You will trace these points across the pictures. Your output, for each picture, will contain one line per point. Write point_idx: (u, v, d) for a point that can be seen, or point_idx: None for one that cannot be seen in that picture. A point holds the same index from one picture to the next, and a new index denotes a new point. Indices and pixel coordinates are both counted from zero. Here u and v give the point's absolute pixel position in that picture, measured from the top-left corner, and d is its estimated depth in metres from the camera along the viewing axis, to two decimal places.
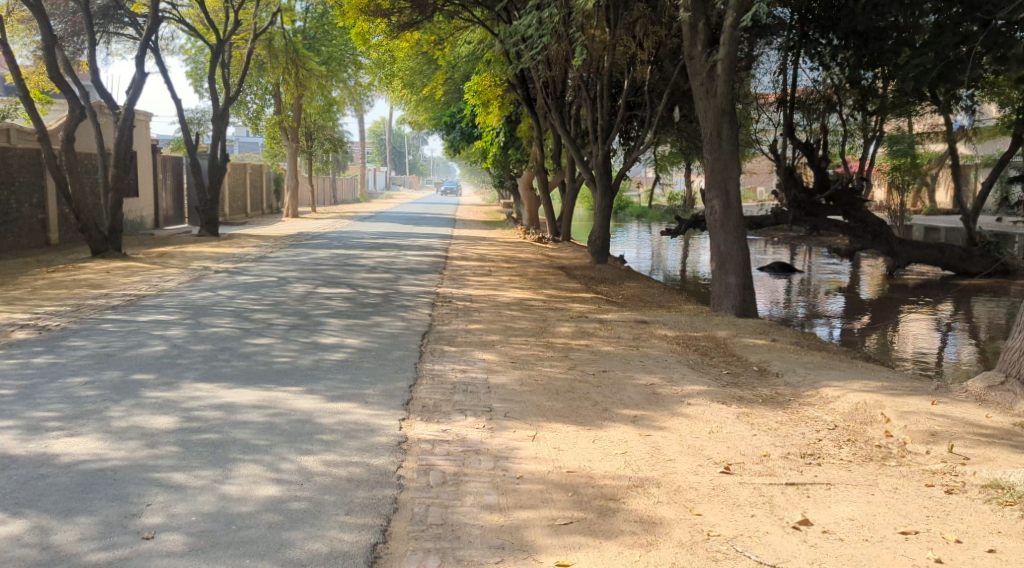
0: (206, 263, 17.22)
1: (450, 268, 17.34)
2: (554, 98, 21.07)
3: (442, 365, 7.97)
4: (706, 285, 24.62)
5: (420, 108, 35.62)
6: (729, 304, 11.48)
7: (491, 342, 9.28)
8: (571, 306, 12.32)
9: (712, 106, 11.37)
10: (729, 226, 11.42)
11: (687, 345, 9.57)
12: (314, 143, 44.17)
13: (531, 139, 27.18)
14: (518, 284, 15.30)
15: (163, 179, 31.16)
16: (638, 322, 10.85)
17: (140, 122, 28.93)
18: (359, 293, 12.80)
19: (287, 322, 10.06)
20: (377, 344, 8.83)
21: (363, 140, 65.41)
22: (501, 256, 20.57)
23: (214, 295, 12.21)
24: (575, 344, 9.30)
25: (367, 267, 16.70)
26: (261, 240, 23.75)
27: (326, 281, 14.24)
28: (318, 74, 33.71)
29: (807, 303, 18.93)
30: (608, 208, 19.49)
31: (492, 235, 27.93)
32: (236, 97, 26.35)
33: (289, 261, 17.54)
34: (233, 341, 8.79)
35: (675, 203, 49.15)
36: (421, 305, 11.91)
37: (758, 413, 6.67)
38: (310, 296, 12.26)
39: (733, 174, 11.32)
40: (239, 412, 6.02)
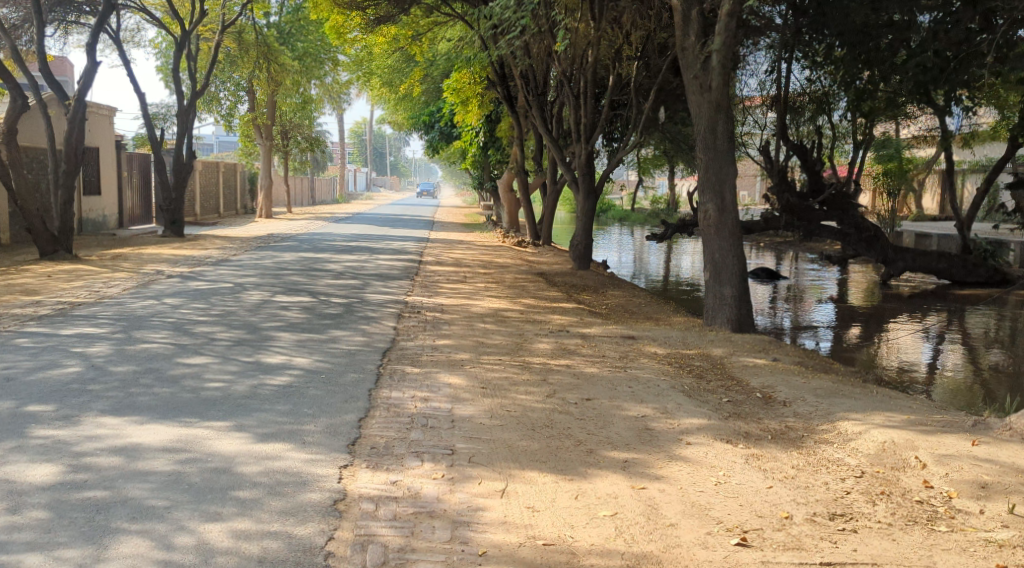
0: (160, 267, 16.08)
1: (422, 274, 16.26)
2: (535, 96, 19.99)
3: (401, 392, 6.87)
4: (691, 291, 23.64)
5: (398, 106, 34.44)
6: (724, 318, 10.41)
7: (461, 362, 8.20)
8: (551, 318, 11.25)
9: (705, 102, 10.35)
10: (724, 233, 10.36)
11: (680, 366, 8.50)
12: (290, 142, 42.87)
13: (511, 139, 26.12)
14: (494, 292, 14.24)
15: (129, 178, 29.89)
16: (624, 337, 9.78)
17: (103, 117, 27.69)
18: (319, 302, 11.70)
19: (232, 337, 8.98)
20: (329, 364, 7.76)
21: (343, 140, 64.21)
22: (478, 260, 19.48)
23: (156, 304, 11.12)
24: (555, 364, 8.23)
25: (333, 272, 15.58)
26: (226, 243, 22.61)
27: (286, 288, 13.15)
28: (292, 70, 32.50)
29: (793, 312, 18.02)
30: (591, 211, 18.40)
31: (470, 239, 26.79)
32: (203, 92, 25.16)
33: (251, 265, 16.42)
34: (163, 360, 7.71)
35: (659, 207, 48.25)
36: (386, 317, 10.84)
37: (770, 455, 5.60)
38: (264, 305, 11.16)
39: (729, 176, 10.31)
40: (143, 458, 4.98)
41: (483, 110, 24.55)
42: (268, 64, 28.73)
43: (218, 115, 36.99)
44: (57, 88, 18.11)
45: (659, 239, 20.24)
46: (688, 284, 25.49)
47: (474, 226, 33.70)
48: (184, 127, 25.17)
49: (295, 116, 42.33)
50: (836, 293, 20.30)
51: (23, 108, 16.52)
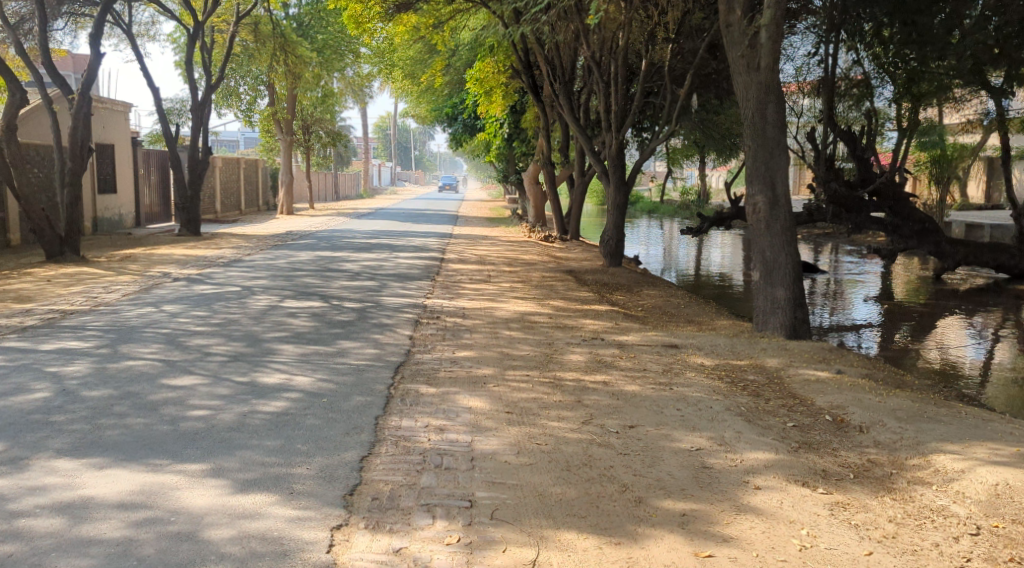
0: (167, 269, 15.25)
1: (443, 274, 15.32)
2: (563, 84, 18.95)
3: (414, 420, 5.91)
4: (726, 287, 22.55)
5: (420, 98, 33.48)
6: (776, 323, 9.34)
7: (484, 381, 7.22)
8: (584, 324, 10.25)
9: (753, 83, 9.32)
10: (775, 229, 9.31)
11: (731, 382, 7.47)
12: (311, 136, 42.05)
13: (537, 130, 25.10)
14: (520, 293, 13.26)
15: (146, 176, 29.15)
16: (666, 347, 8.77)
17: (118, 113, 26.93)
18: (330, 308, 10.77)
19: (229, 350, 8.06)
20: (334, 384, 6.81)
21: (367, 134, 63.40)
22: (503, 258, 18.49)
23: (154, 311, 10.24)
24: (591, 382, 7.22)
25: (348, 273, 14.65)
26: (242, 241, 21.79)
27: (297, 291, 12.26)
28: (310, 62, 31.61)
29: (829, 308, 16.98)
30: (623, 206, 17.33)
31: (495, 234, 25.82)
32: (218, 85, 24.34)
33: (263, 266, 15.56)
34: (145, 382, 6.79)
35: (688, 198, 47.07)
36: (402, 324, 9.91)
37: (861, 501, 4.59)
38: (270, 312, 10.26)
39: (780, 165, 9.28)
40: (91, 520, 4.10)
41: (507, 101, 23.56)
42: (285, 57, 27.86)
43: (238, 110, 36.20)
44: (61, 83, 17.37)
45: (695, 234, 19.15)
46: (724, 279, 24.34)
47: (499, 220, 32.68)
48: (199, 122, 24.38)
49: (316, 110, 41.47)
50: (883, 288, 19.14)
51: (23, 104, 15.74)
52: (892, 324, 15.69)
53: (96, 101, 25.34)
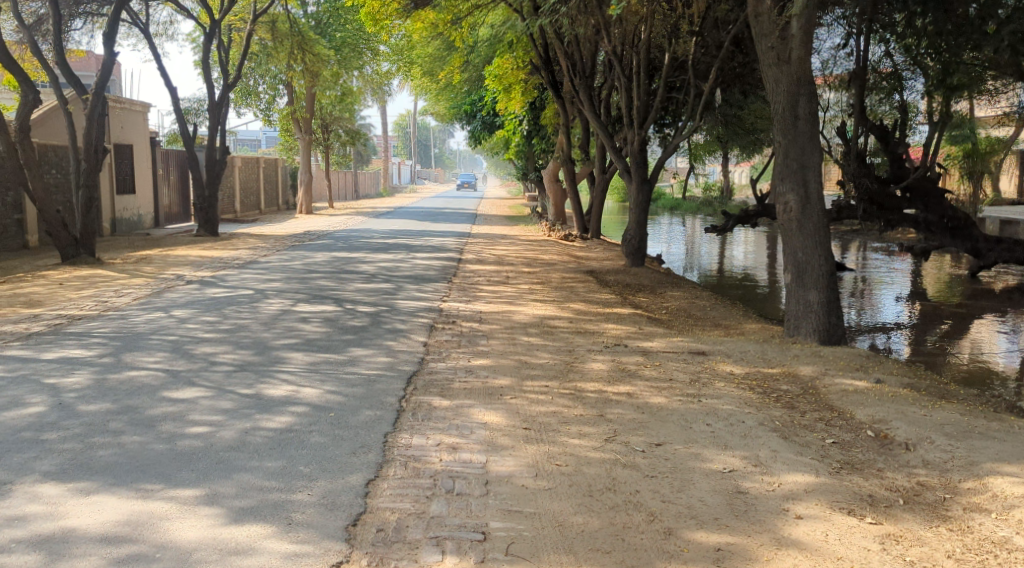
0: (181, 271, 14.97)
1: (461, 275, 14.96)
2: (584, 80, 18.55)
3: (425, 437, 5.55)
4: (751, 286, 22.07)
5: (439, 95, 33.14)
6: (808, 328, 8.91)
7: (500, 393, 6.85)
8: (606, 329, 9.86)
9: (783, 76, 8.92)
10: (807, 229, 8.89)
11: (762, 392, 7.07)
12: (330, 135, 41.82)
13: (557, 127, 24.71)
14: (540, 295, 12.88)
15: (165, 175, 28.97)
16: (693, 354, 8.37)
17: (136, 112, 26.71)
18: (343, 312, 10.43)
19: (236, 359, 7.71)
20: (343, 397, 6.45)
21: (386, 132, 63.21)
22: (522, 258, 18.11)
23: (162, 316, 9.93)
24: (614, 394, 6.84)
25: (364, 275, 14.31)
26: (258, 242, 21.52)
27: (311, 295, 11.93)
28: (328, 60, 31.34)
29: (858, 308, 16.52)
30: (646, 204, 16.88)
31: (514, 233, 25.44)
32: (235, 84, 24.09)
33: (278, 268, 15.24)
34: (145, 394, 6.45)
35: (711, 194, 46.54)
36: (418, 329, 9.55)
37: (914, 534, 4.21)
38: (281, 317, 9.93)
39: (813, 162, 8.86)
40: (70, 557, 3.77)
41: (527, 97, 23.18)
42: (303, 56, 27.59)
43: (257, 109, 36.00)
44: (75, 83, 17.13)
45: (720, 232, 18.67)
46: (749, 277, 23.84)
47: (518, 218, 32.28)
48: (216, 121, 24.10)
49: (335, 109, 41.23)
50: (913, 287, 18.60)
51: (36, 104, 15.45)
52: (924, 325, 15.18)
53: (114, 101, 25.08)
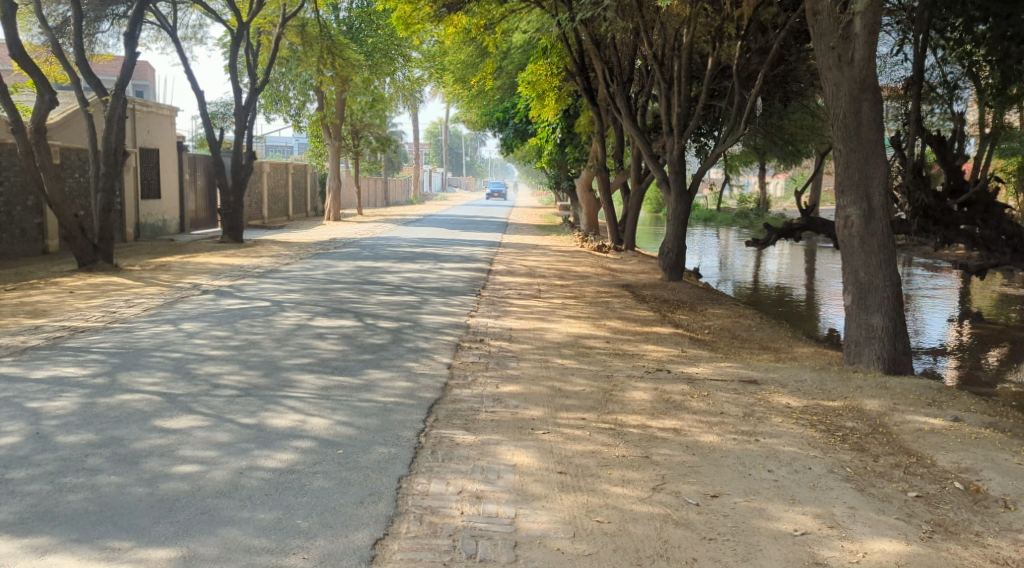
0: (199, 279, 14.35)
1: (490, 288, 14.25)
2: (621, 85, 17.82)
3: (445, 483, 4.85)
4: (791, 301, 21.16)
5: (471, 103, 32.49)
6: (871, 356, 8.17)
7: (532, 427, 6.13)
8: (646, 351, 9.11)
9: (844, 78, 8.13)
10: (872, 246, 8.16)
11: (826, 429, 6.31)
12: (361, 141, 41.34)
13: (591, 135, 23.95)
14: (573, 311, 12.14)
15: (192, 181, 28.52)
16: (744, 384, 7.62)
17: (163, 117, 26.17)
18: (362, 328, 9.75)
19: (242, 379, 7.03)
20: (355, 431, 5.75)
21: (417, 140, 62.72)
22: (554, 270, 17.39)
23: (170, 329, 9.29)
24: (659, 430, 6.10)
25: (388, 287, 13.63)
26: (282, 250, 20.95)
27: (330, 308, 11.25)
28: (359, 65, 30.79)
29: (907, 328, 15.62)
30: (684, 216, 16.12)
31: (546, 243, 24.70)
32: (262, 88, 23.55)
33: (299, 278, 14.59)
34: (134, 422, 5.77)
35: (748, 206, 45.54)
36: (442, 349, 8.84)
37: None
38: (297, 333, 9.26)
39: (877, 173, 8.11)
40: None
41: (561, 104, 22.50)
42: (333, 61, 27.08)
43: (287, 115, 35.54)
44: (96, 85, 16.60)
45: (761, 246, 17.86)
46: (788, 292, 22.97)
47: (550, 228, 31.54)
48: (243, 125, 23.52)
49: (366, 116, 40.70)
50: (965, 305, 17.67)
51: (52, 104, 14.91)
52: (980, 347, 14.23)
53: (140, 104, 24.56)
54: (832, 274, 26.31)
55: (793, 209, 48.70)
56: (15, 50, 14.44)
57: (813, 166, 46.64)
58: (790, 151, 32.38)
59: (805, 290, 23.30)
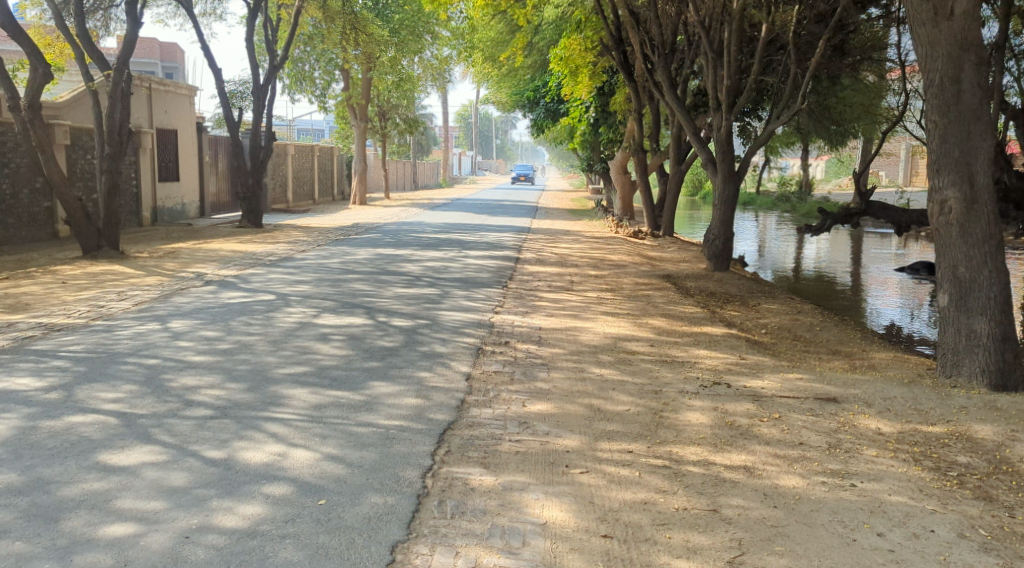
0: (204, 267, 13.22)
1: (518, 279, 13.05)
2: (663, 56, 16.61)
3: (455, 554, 3.74)
4: (841, 290, 19.85)
5: (502, 82, 31.20)
6: (973, 369, 7.13)
7: (566, 464, 4.94)
8: (699, 359, 7.92)
9: (941, 35, 7.15)
10: (974, 235, 7.12)
11: (935, 468, 5.25)
12: (388, 123, 40.36)
13: (628, 113, 22.62)
14: (610, 306, 10.91)
15: (212, 163, 27.50)
16: (820, 403, 6.44)
17: (182, 96, 25.01)
18: (373, 328, 8.57)
19: (218, 391, 5.86)
20: (345, 469, 4.57)
21: (446, 121, 61.47)
22: (588, 258, 16.13)
23: (156, 326, 8.16)
24: (728, 470, 4.94)
25: (407, 278, 12.46)
26: (300, 236, 19.87)
27: (341, 303, 10.07)
28: (384, 42, 29.58)
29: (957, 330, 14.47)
30: (733, 199, 14.81)
31: (578, 228, 23.43)
32: (283, 64, 22.44)
33: (313, 267, 13.44)
34: (69, 455, 4.61)
35: (787, 189, 44.01)
36: (463, 354, 7.65)
37: None
38: (298, 334, 8.09)
39: (981, 148, 7.11)
40: None
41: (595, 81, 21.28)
42: (356, 36, 25.99)
43: (312, 95, 34.42)
44: (98, 60, 15.46)
45: (814, 233, 16.65)
46: (833, 278, 21.62)
47: (582, 212, 30.23)
48: (262, 104, 22.33)
49: (393, 96, 39.52)
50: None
51: (47, 79, 13.77)
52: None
53: (157, 83, 23.40)
54: (879, 261, 24.90)
55: (835, 192, 46.88)
56: (6, 21, 13.27)
57: (855, 147, 44.79)
58: (834, 130, 30.88)
59: (852, 277, 21.96)
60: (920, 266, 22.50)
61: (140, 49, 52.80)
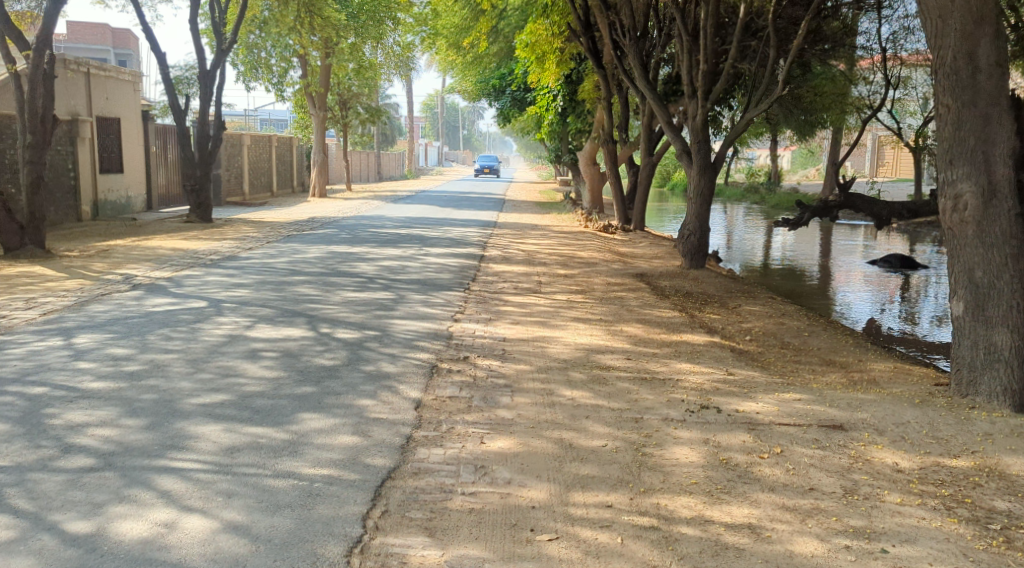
0: (137, 268, 12.10)
1: (481, 279, 12.07)
2: (633, 41, 15.71)
3: None
4: (815, 284, 19.16)
5: (467, 70, 30.13)
6: (992, 387, 6.28)
7: (532, 528, 4.01)
8: (682, 376, 6.99)
9: (953, 6, 6.27)
10: (993, 235, 6.25)
11: (973, 518, 4.40)
12: (349, 113, 39.10)
13: (597, 102, 21.72)
14: (581, 310, 9.98)
15: (161, 153, 26.19)
16: (826, 432, 5.55)
17: (125, 83, 23.70)
18: (312, 342, 7.56)
19: (108, 431, 4.84)
20: (248, 548, 3.60)
21: (410, 110, 60.17)
22: (556, 256, 15.19)
23: (59, 342, 7.09)
24: (732, 532, 4.05)
25: (360, 280, 11.44)
26: (250, 232, 18.75)
27: (282, 311, 9.03)
28: (343, 28, 28.39)
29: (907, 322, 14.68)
30: (709, 192, 13.95)
31: (545, 222, 22.52)
32: (231, 49, 21.23)
33: (258, 267, 12.37)
34: None
35: (756, 180, 43.39)
36: (414, 374, 6.67)
37: None
38: (224, 351, 7.05)
39: (1000, 135, 6.24)
40: None
41: (563, 69, 20.40)
42: (310, 21, 24.82)
43: (269, 83, 33.09)
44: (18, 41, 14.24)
45: (792, 227, 15.86)
46: (804, 272, 20.95)
47: (550, 205, 29.34)
48: (209, 91, 21.12)
49: (354, 85, 38.27)
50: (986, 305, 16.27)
51: None
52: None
53: (96, 68, 22.12)
54: (848, 253, 24.32)
55: (804, 183, 46.27)
56: None
57: (824, 137, 44.19)
58: (805, 120, 30.24)
59: (822, 269, 21.34)
60: (890, 259, 21.89)
61: (91, 35, 50.90)
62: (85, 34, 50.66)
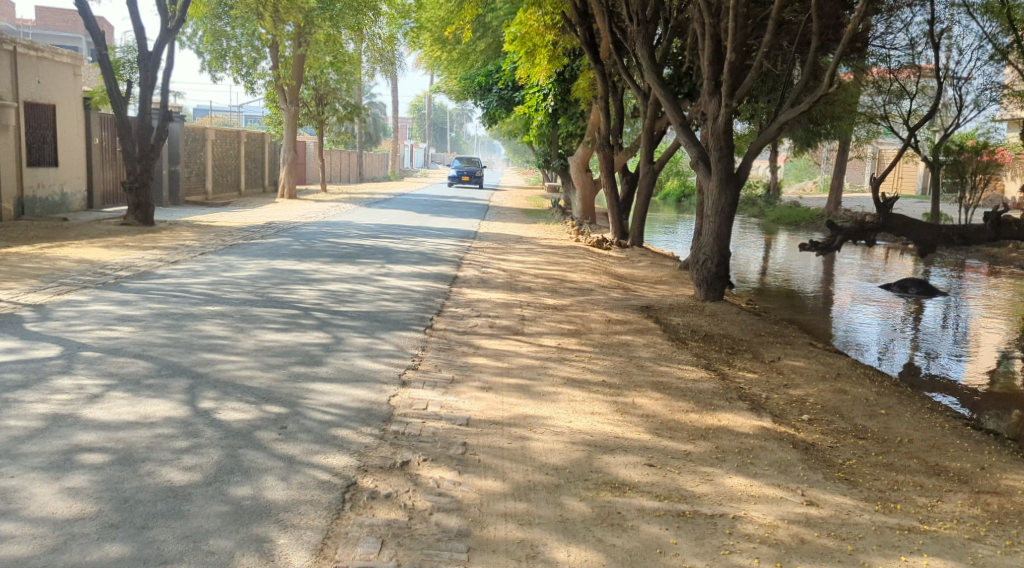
0: (10, 288, 9.50)
1: (448, 313, 9.50)
2: (642, 27, 13.17)
3: None
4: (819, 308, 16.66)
5: (452, 66, 27.60)
6: None
7: None
8: (742, 509, 4.51)
9: None
10: None
11: None
12: (326, 109, 36.12)
13: (593, 102, 19.22)
14: (574, 368, 7.41)
15: (108, 146, 23.55)
16: None
17: (63, 65, 21.00)
18: (175, 432, 4.99)
19: None
20: None
21: (396, 110, 57.52)
22: (543, 278, 12.68)
23: None
24: None
25: (291, 313, 8.85)
26: (189, 238, 16.12)
27: (161, 366, 6.43)
28: (315, 15, 25.79)
29: (923, 357, 12.31)
30: (732, 210, 11.43)
31: (531, 233, 20.03)
32: (177, 27, 18.47)
33: (166, 291, 9.75)
34: None
35: (756, 192, 41.04)
36: (310, 505, 4.12)
37: None
38: (19, 455, 4.47)
39: None
40: None
41: (556, 65, 17.91)
42: (275, 2, 22.15)
43: (237, 74, 30.43)
44: None
45: (821, 252, 13.16)
46: (803, 293, 18.57)
47: (537, 214, 26.90)
48: (150, 75, 18.38)
49: (331, 78, 35.49)
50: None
51: None
52: None
53: (25, 46, 19.39)
54: (850, 273, 21.89)
55: (806, 196, 43.97)
56: None
57: (830, 149, 41.70)
58: (810, 129, 28.03)
59: (827, 291, 18.89)
60: (907, 284, 19.31)
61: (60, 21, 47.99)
62: (54, 20, 47.80)
